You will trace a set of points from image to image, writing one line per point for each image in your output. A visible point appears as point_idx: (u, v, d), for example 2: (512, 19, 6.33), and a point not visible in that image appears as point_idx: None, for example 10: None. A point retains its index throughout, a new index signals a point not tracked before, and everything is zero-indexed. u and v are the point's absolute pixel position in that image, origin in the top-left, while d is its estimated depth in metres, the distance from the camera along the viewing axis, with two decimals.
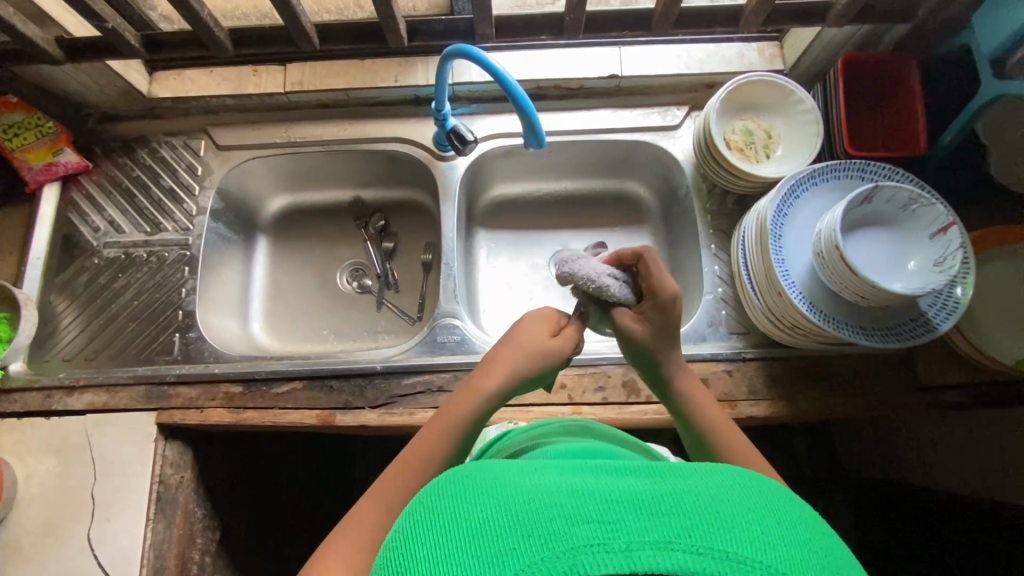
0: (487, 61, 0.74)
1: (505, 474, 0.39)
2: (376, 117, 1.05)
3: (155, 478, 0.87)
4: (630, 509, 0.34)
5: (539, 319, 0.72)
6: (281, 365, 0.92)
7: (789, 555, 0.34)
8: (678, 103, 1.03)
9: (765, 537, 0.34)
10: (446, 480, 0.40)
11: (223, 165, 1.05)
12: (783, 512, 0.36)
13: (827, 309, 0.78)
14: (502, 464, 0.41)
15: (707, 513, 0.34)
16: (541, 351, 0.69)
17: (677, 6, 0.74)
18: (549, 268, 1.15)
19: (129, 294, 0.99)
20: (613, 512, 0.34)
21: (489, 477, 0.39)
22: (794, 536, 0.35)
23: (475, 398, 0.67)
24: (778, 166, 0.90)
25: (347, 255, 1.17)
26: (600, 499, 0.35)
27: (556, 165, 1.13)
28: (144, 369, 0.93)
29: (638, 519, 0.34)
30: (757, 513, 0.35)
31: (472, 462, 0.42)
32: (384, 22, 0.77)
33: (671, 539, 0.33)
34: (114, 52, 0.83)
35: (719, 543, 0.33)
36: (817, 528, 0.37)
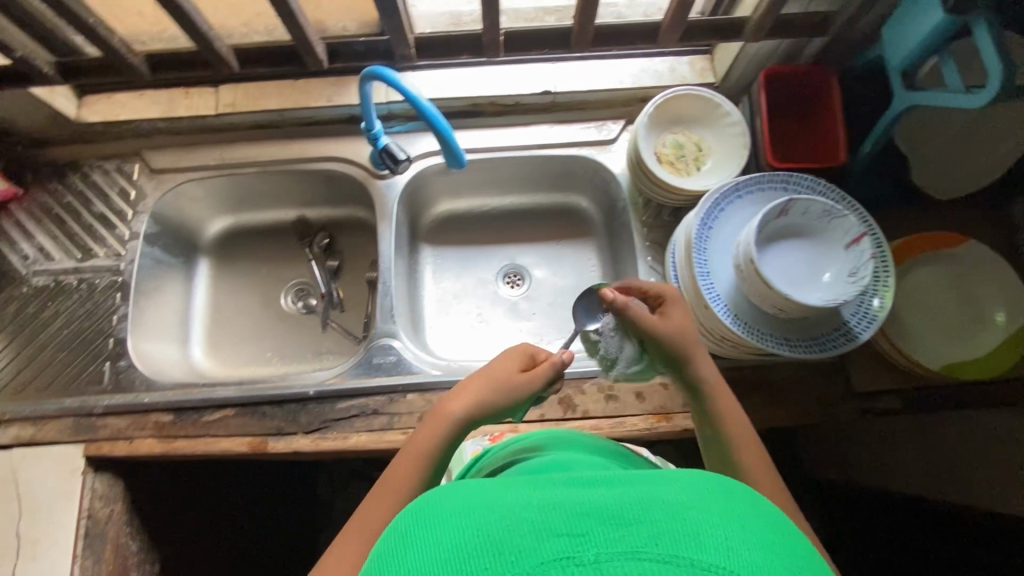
0: (398, 82, 0.75)
1: (478, 495, 0.39)
2: (313, 137, 1.05)
3: (83, 513, 0.85)
4: (598, 521, 0.34)
5: (517, 351, 0.71)
6: (213, 391, 0.90)
7: (756, 559, 0.33)
8: (614, 117, 1.04)
9: (730, 541, 0.33)
10: (417, 503, 0.40)
11: (157, 189, 1.03)
12: (751, 516, 0.36)
13: (752, 321, 0.79)
14: (475, 487, 0.41)
15: (674, 522, 0.34)
16: (509, 384, 0.68)
17: (589, 24, 0.76)
18: (497, 283, 1.15)
19: (58, 323, 0.97)
20: (582, 525, 0.34)
21: (461, 499, 0.39)
22: (760, 538, 0.35)
23: (443, 422, 0.65)
24: (707, 179, 0.91)
25: (291, 275, 1.16)
26: (570, 512, 0.35)
27: (498, 181, 1.13)
28: (72, 401, 0.91)
29: (606, 531, 0.33)
30: (725, 517, 0.35)
31: (447, 487, 0.42)
32: (300, 44, 0.78)
33: (640, 549, 0.32)
34: (29, 79, 0.83)
35: (686, 551, 0.32)
36: (784, 531, 0.37)
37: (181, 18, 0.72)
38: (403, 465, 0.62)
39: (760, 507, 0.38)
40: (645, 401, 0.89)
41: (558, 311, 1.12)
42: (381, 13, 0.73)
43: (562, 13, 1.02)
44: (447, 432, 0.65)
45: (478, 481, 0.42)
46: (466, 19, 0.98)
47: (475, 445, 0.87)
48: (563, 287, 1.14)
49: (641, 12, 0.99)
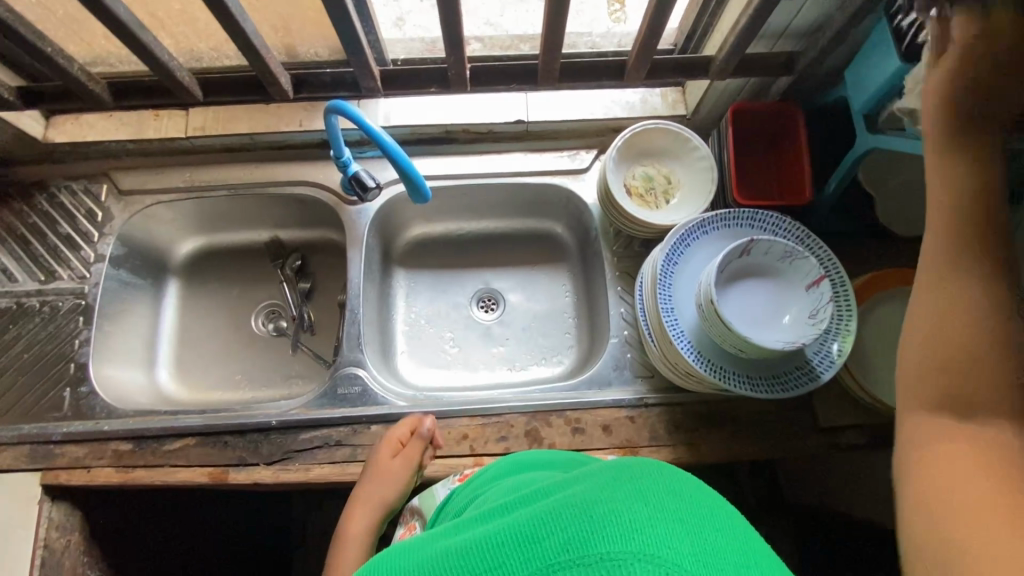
0: (358, 117, 0.75)
1: (417, 554, 0.45)
2: (284, 160, 1.04)
3: (39, 543, 0.84)
4: (506, 548, 0.40)
5: (387, 445, 0.83)
6: (174, 420, 0.89)
7: (661, 535, 0.38)
8: (586, 147, 1.05)
9: (636, 524, 0.38)
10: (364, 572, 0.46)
11: (125, 210, 1.02)
12: (656, 492, 0.41)
13: (714, 358, 0.79)
14: (415, 548, 0.46)
15: (582, 519, 0.39)
16: (390, 482, 0.81)
17: (554, 63, 0.77)
18: (470, 307, 1.15)
19: (19, 347, 0.95)
20: (494, 556, 0.40)
21: (402, 560, 0.44)
22: (665, 511, 0.39)
23: (356, 542, 0.80)
24: (677, 213, 0.91)
25: (263, 296, 1.15)
26: (483, 545, 0.41)
27: (472, 205, 1.13)
28: (31, 427, 0.90)
29: (513, 557, 0.39)
30: (629, 500, 0.40)
31: (394, 549, 0.47)
32: (263, 76, 0.78)
33: (553, 563, 0.38)
34: None
35: (596, 548, 0.37)
36: (690, 492, 0.42)
37: (139, 50, 0.72)
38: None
39: (667, 475, 0.43)
40: (611, 434, 0.88)
41: (531, 337, 1.12)
42: (344, 49, 0.73)
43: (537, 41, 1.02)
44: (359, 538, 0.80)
45: (421, 541, 0.48)
46: (439, 46, 0.96)
47: (446, 487, 0.79)
48: (536, 312, 1.14)
49: (615, 42, 0.99)
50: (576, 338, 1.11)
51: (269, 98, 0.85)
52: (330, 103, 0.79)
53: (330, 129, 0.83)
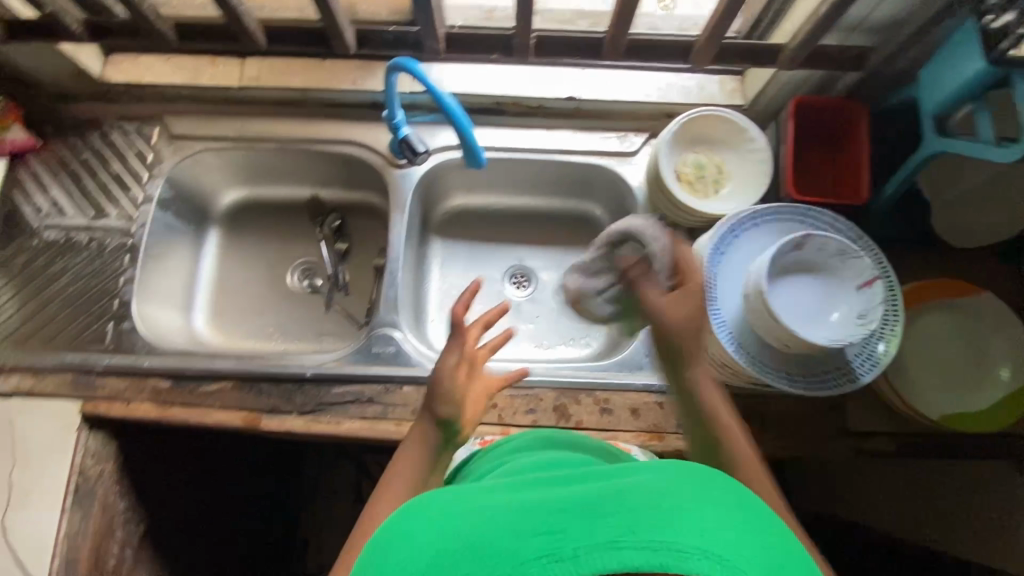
0: (423, 75, 0.75)
1: (474, 506, 0.48)
2: (333, 118, 1.04)
3: (75, 468, 0.87)
4: (570, 519, 0.42)
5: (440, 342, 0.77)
6: (211, 363, 0.91)
7: (726, 539, 0.40)
8: (637, 130, 1.04)
9: (704, 524, 0.41)
10: (422, 520, 0.49)
11: (175, 154, 1.04)
12: (724, 502, 0.44)
13: (753, 350, 0.78)
14: (472, 502, 0.49)
15: (650, 508, 0.42)
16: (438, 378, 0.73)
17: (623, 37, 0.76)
18: (502, 282, 1.16)
19: (65, 279, 0.97)
20: (558, 521, 0.42)
21: (464, 512, 0.47)
22: (732, 521, 0.42)
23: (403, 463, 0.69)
24: (728, 203, 0.91)
25: (299, 254, 1.17)
26: (548, 510, 0.43)
27: (513, 180, 1.14)
28: (74, 357, 0.92)
29: (577, 528, 0.41)
30: (698, 503, 0.43)
31: (452, 499, 0.51)
32: (329, 28, 0.78)
33: (618, 540, 0.40)
34: (55, 36, 0.82)
35: (662, 536, 0.40)
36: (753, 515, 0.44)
37: None
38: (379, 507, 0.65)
39: (730, 491, 0.46)
40: (639, 418, 0.89)
41: (561, 317, 1.12)
42: (414, 5, 0.73)
43: (597, 17, 1.01)
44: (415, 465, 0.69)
45: (477, 496, 0.50)
46: (501, 13, 0.95)
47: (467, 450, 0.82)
48: None
49: (676, 25, 0.97)
50: None
51: (330, 51, 0.85)
52: (394, 61, 0.78)
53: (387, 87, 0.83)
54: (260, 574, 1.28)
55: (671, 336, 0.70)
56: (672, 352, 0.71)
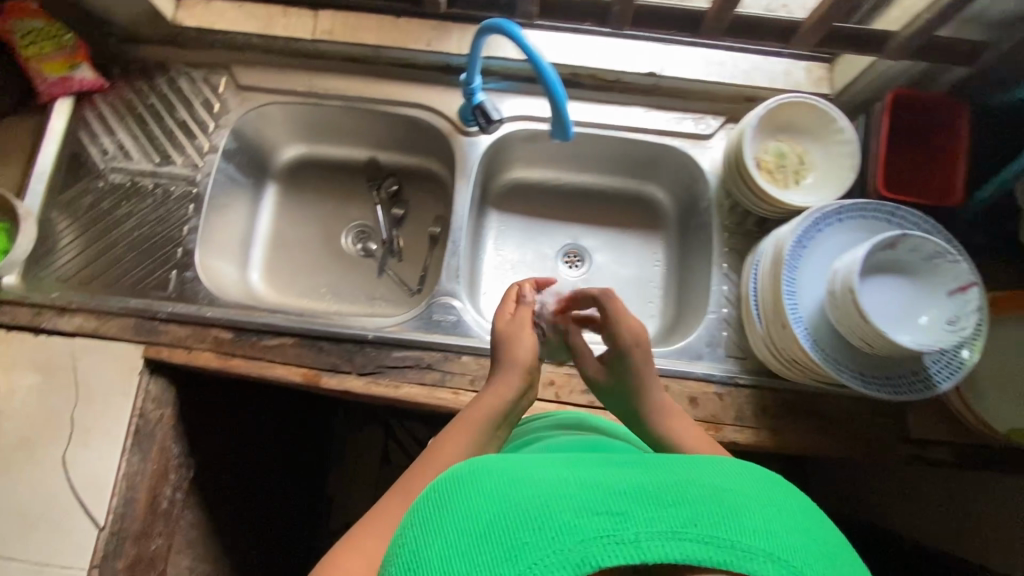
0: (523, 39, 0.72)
1: (525, 474, 0.47)
2: (402, 79, 1.01)
3: (136, 411, 0.88)
4: (632, 503, 0.42)
5: (498, 316, 0.81)
6: (273, 318, 0.91)
7: (789, 542, 0.41)
8: (714, 113, 1.01)
9: (766, 526, 0.42)
10: (465, 484, 0.47)
11: (242, 105, 1.02)
12: (783, 504, 0.45)
13: (828, 348, 0.77)
14: (520, 468, 0.48)
15: (714, 506, 0.42)
16: (515, 337, 0.76)
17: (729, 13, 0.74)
18: (555, 260, 1.15)
19: (130, 224, 0.96)
20: (619, 504, 0.42)
21: (514, 479, 0.46)
22: (794, 524, 0.43)
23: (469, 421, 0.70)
24: (808, 196, 0.89)
25: (354, 216, 1.17)
26: (607, 491, 0.43)
27: (576, 156, 1.11)
28: (137, 301, 0.92)
29: (639, 512, 0.41)
30: (761, 504, 0.43)
31: (495, 462, 0.49)
32: None
33: (679, 530, 0.40)
34: None
35: (726, 534, 0.41)
36: (806, 514, 0.45)
37: None
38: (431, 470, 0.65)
39: (785, 491, 0.47)
40: (697, 407, 0.88)
41: None
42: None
43: None
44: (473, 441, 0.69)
45: (523, 464, 0.49)
46: None
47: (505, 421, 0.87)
48: (621, 276, 1.14)
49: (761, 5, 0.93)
50: (659, 308, 1.10)
51: None
52: (492, 21, 0.75)
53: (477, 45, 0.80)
54: (291, 527, 1.32)
55: (618, 393, 0.80)
56: (622, 404, 0.80)
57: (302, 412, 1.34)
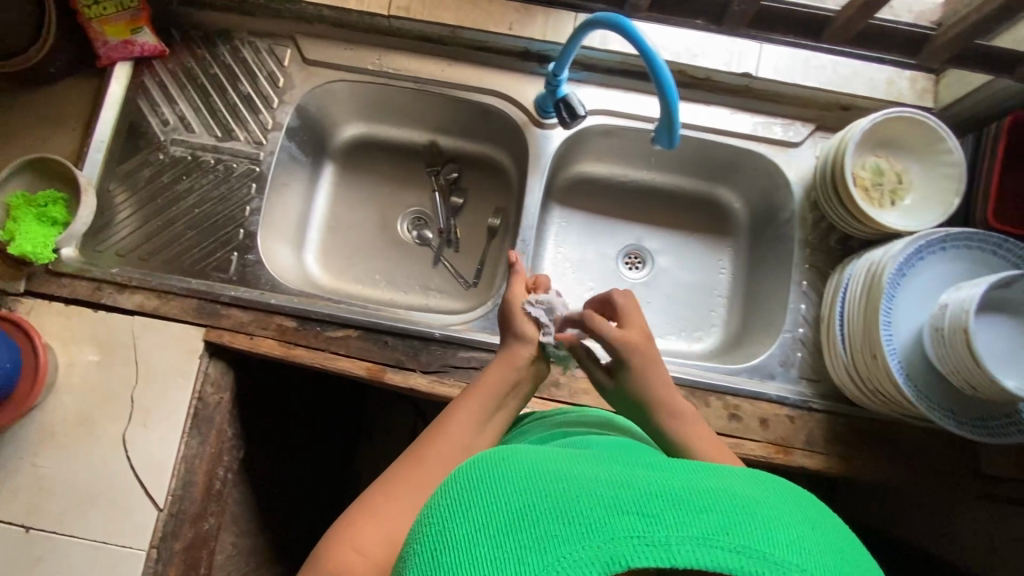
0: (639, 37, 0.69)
1: (548, 464, 0.43)
2: (478, 64, 0.96)
3: (196, 394, 0.87)
4: (663, 504, 0.38)
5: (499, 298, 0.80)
6: (338, 309, 0.89)
7: (828, 563, 0.37)
8: (804, 120, 0.95)
9: (802, 542, 0.38)
10: (484, 469, 0.44)
11: (308, 81, 0.97)
12: (820, 519, 0.40)
13: (920, 384, 0.75)
14: (541, 458, 0.44)
15: (748, 514, 0.38)
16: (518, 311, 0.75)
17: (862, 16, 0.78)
18: (617, 261, 1.12)
19: (190, 200, 0.93)
20: (646, 504, 0.38)
21: (535, 470, 0.42)
22: (831, 543, 0.39)
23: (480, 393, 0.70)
24: (905, 219, 0.85)
25: (411, 201, 1.13)
26: (634, 489, 0.39)
27: (648, 154, 1.07)
28: (198, 282, 0.89)
29: (671, 515, 0.37)
30: (797, 517, 0.39)
31: (515, 450, 0.46)
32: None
33: (712, 536, 0.36)
34: None
35: (761, 545, 0.37)
36: (842, 533, 0.41)
37: None
38: (413, 459, 0.62)
39: (819, 506, 0.42)
40: (768, 429, 0.86)
41: (673, 306, 1.09)
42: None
43: None
44: (461, 427, 0.66)
45: (544, 453, 0.46)
46: None
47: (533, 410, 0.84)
48: (683, 282, 1.10)
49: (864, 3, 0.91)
50: (721, 319, 1.08)
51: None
52: (607, 15, 0.71)
53: (578, 34, 0.76)
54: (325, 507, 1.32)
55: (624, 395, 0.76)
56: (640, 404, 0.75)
57: (342, 394, 1.33)
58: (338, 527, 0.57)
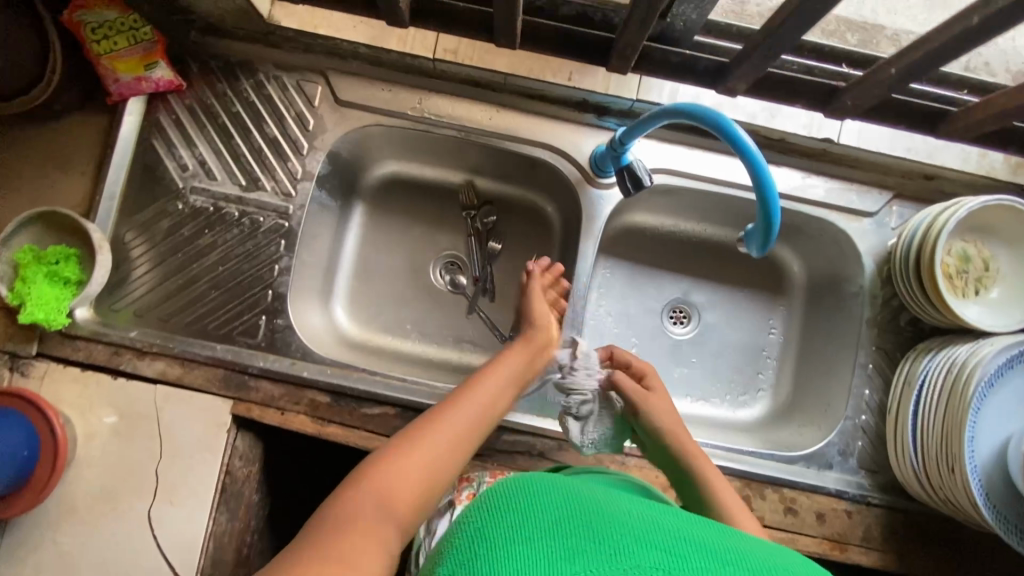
0: (745, 142, 0.60)
1: (585, 496, 0.48)
2: (530, 114, 0.87)
3: (224, 469, 0.82)
4: (689, 547, 0.42)
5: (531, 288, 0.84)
6: (376, 383, 0.83)
7: None
8: (882, 189, 0.88)
9: None
10: (525, 485, 0.48)
11: (340, 125, 0.88)
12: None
13: (999, 504, 0.72)
14: (579, 490, 0.49)
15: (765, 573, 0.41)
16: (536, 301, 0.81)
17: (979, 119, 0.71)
18: (662, 316, 1.04)
19: (214, 257, 0.86)
20: (671, 546, 0.42)
21: (573, 496, 0.47)
22: None
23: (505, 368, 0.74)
24: (990, 312, 0.79)
25: (445, 244, 1.04)
26: (661, 533, 0.44)
27: (705, 209, 0.98)
28: (224, 350, 0.84)
29: (694, 557, 0.41)
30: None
31: (554, 478, 0.50)
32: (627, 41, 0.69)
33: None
34: None
35: None
36: None
37: None
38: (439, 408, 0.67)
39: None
40: (824, 523, 0.83)
41: (719, 366, 1.02)
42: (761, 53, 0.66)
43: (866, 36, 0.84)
44: (485, 393, 0.70)
45: (579, 487, 0.50)
46: (750, 10, 0.82)
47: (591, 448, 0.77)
48: (731, 341, 1.03)
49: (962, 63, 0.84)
50: (769, 382, 1.01)
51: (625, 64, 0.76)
52: (704, 111, 0.63)
53: (668, 116, 0.67)
54: None
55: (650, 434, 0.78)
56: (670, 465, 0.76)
57: None
58: (371, 457, 0.61)
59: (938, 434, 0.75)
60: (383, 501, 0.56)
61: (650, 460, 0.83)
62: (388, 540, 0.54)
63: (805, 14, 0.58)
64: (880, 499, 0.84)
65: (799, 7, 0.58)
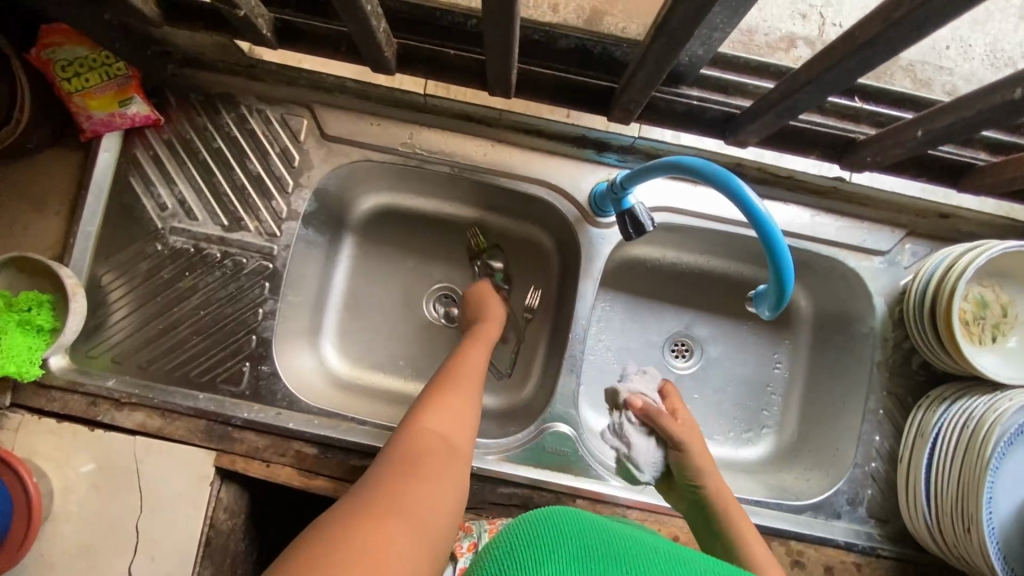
0: (750, 199, 0.57)
1: (610, 532, 0.44)
2: (526, 149, 0.84)
3: (207, 522, 0.78)
4: None
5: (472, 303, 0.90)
6: (366, 434, 0.80)
7: None
8: (894, 228, 0.84)
9: None
10: (549, 518, 0.44)
11: (327, 160, 0.84)
12: None
13: (1017, 567, 0.69)
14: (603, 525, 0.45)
15: None
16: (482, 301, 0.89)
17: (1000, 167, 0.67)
18: (664, 351, 0.99)
19: (196, 300, 0.82)
20: None
21: (599, 535, 0.43)
22: None
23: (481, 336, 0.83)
24: (1006, 361, 0.76)
25: (438, 276, 0.99)
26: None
27: (711, 242, 0.94)
28: (206, 400, 0.80)
29: None
30: None
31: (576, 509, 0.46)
32: (628, 94, 0.65)
33: None
34: (235, 31, 0.63)
35: None
36: None
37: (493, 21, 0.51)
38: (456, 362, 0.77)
39: None
40: None
41: (723, 403, 0.97)
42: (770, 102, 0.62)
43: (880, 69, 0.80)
44: (477, 351, 0.80)
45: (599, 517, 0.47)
46: (759, 44, 0.78)
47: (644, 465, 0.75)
48: (737, 377, 0.98)
49: None
50: (774, 421, 0.96)
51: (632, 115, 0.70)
52: (706, 164, 0.59)
53: (671, 169, 0.64)
54: None
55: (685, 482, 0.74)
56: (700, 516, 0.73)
57: None
58: (416, 405, 0.68)
59: (952, 489, 0.72)
60: (444, 435, 0.64)
61: (652, 511, 0.80)
62: (460, 469, 0.62)
63: (825, 82, 0.55)
64: (890, 550, 0.81)
65: (816, 63, 0.54)
